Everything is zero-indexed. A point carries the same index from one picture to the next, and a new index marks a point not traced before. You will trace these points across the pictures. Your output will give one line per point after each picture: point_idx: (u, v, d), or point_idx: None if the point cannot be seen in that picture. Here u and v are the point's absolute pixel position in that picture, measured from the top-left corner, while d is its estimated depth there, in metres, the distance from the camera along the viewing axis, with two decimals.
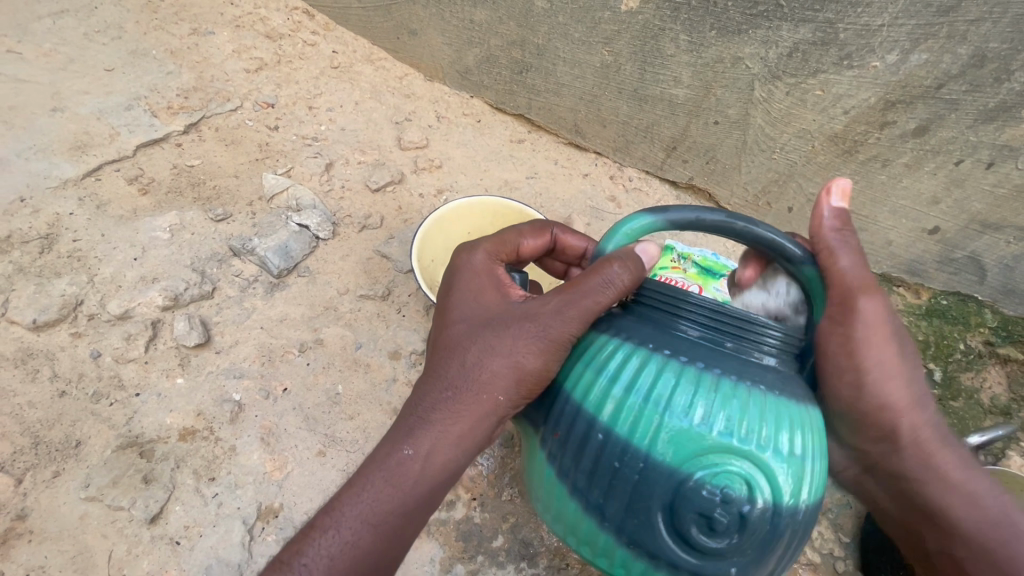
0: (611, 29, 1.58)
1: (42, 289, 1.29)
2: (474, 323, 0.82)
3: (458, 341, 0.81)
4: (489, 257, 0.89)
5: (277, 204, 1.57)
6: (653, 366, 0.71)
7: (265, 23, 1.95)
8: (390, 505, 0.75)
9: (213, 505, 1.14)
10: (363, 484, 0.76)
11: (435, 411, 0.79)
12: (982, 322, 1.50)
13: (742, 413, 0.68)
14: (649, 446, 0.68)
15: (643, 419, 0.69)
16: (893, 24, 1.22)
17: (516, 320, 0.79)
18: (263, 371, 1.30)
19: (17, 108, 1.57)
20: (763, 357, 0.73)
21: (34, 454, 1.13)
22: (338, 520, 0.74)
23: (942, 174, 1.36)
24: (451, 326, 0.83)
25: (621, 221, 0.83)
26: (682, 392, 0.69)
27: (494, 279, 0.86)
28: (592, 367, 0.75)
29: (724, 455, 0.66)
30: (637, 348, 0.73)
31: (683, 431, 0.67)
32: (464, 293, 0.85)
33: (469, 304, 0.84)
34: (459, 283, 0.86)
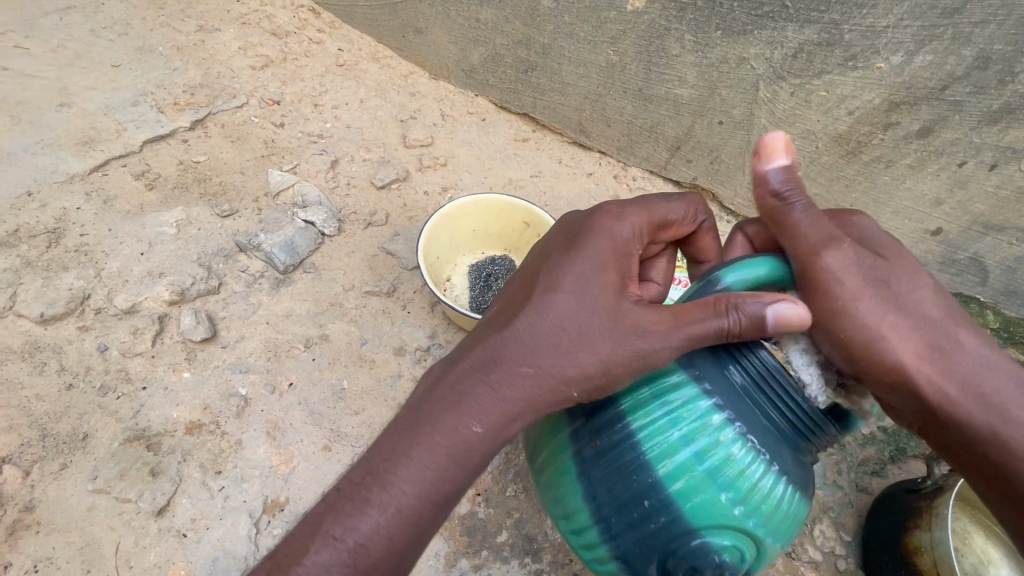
0: (617, 29, 1.59)
1: (49, 283, 1.30)
2: (581, 308, 0.70)
3: (560, 327, 0.70)
4: (632, 230, 0.77)
5: (283, 200, 1.57)
6: (719, 429, 0.68)
7: (271, 20, 1.96)
8: (450, 488, 0.69)
9: (219, 498, 1.14)
10: (423, 456, 0.68)
11: (512, 393, 0.70)
12: (984, 323, 1.51)
13: (774, 505, 0.69)
14: (684, 506, 0.68)
15: (689, 477, 0.68)
16: (897, 26, 1.23)
17: (622, 329, 0.69)
18: (269, 366, 1.30)
19: (24, 103, 1.58)
20: (811, 452, 0.72)
21: (42, 447, 1.14)
22: (397, 497, 0.67)
23: (945, 176, 1.37)
24: (555, 300, 0.71)
25: (748, 262, 0.72)
26: (737, 469, 0.67)
27: (615, 256, 0.74)
28: (657, 401, 0.71)
29: (741, 534, 0.69)
30: (709, 402, 0.69)
31: (721, 504, 0.68)
32: (576, 264, 0.73)
33: (581, 279, 0.72)
34: (587, 249, 0.74)
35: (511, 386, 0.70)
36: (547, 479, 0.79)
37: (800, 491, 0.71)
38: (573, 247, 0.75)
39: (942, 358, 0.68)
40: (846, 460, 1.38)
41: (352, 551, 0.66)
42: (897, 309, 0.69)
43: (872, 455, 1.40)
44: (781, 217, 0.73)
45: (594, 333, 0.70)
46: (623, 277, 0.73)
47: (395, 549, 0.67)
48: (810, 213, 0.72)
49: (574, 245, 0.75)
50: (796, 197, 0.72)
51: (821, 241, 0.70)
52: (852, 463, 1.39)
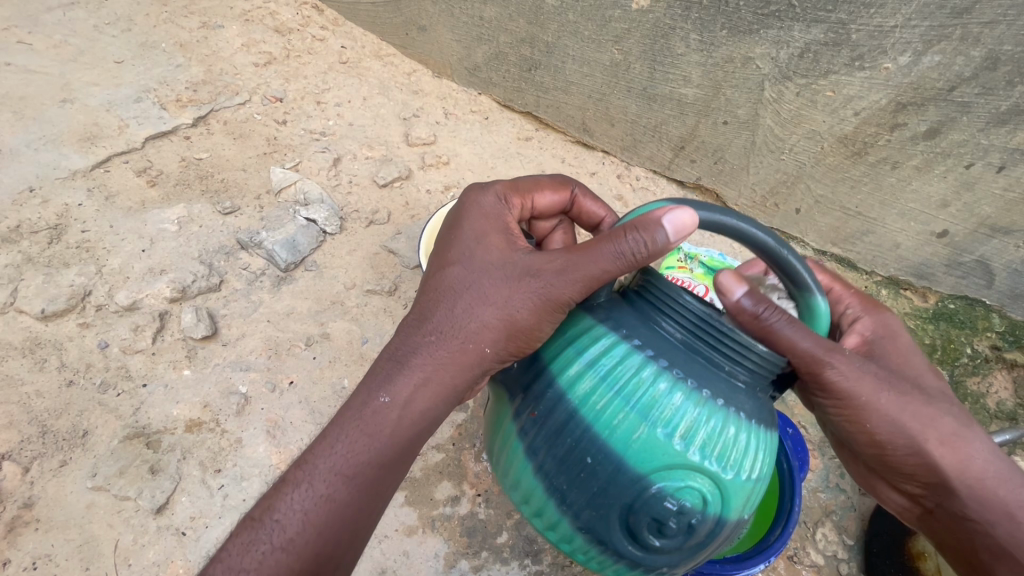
0: (622, 27, 1.58)
1: (51, 279, 1.30)
2: (472, 270, 0.80)
3: (454, 289, 0.80)
4: (499, 199, 0.87)
5: (285, 198, 1.57)
6: (642, 373, 0.72)
7: (274, 17, 1.95)
8: (364, 458, 0.74)
9: (218, 497, 1.14)
10: (337, 434, 0.75)
11: (418, 359, 0.78)
12: (990, 326, 1.49)
13: (713, 433, 0.71)
14: (623, 452, 0.71)
15: (623, 423, 0.71)
16: (906, 25, 1.22)
17: (513, 279, 0.78)
18: (270, 364, 1.30)
19: (26, 98, 1.57)
20: (745, 377, 0.74)
21: (41, 443, 1.14)
22: (312, 473, 0.73)
23: (952, 177, 1.35)
24: (447, 270, 0.82)
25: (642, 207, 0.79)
26: (668, 406, 0.70)
27: (498, 224, 0.84)
28: (582, 357, 0.76)
29: (690, 470, 0.70)
30: (628, 348, 0.73)
31: (659, 442, 0.70)
32: (463, 238, 0.83)
33: (468, 248, 0.82)
34: (463, 224, 0.85)
35: (418, 351, 0.78)
36: (506, 463, 0.82)
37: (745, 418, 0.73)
38: (456, 226, 0.85)
39: (935, 436, 0.79)
40: None
41: (271, 529, 0.71)
42: (901, 397, 0.79)
43: None
44: (769, 337, 0.72)
45: (483, 288, 0.79)
46: (504, 235, 0.83)
47: (314, 526, 0.71)
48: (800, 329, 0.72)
49: (454, 224, 0.86)
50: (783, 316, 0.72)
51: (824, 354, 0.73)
52: None
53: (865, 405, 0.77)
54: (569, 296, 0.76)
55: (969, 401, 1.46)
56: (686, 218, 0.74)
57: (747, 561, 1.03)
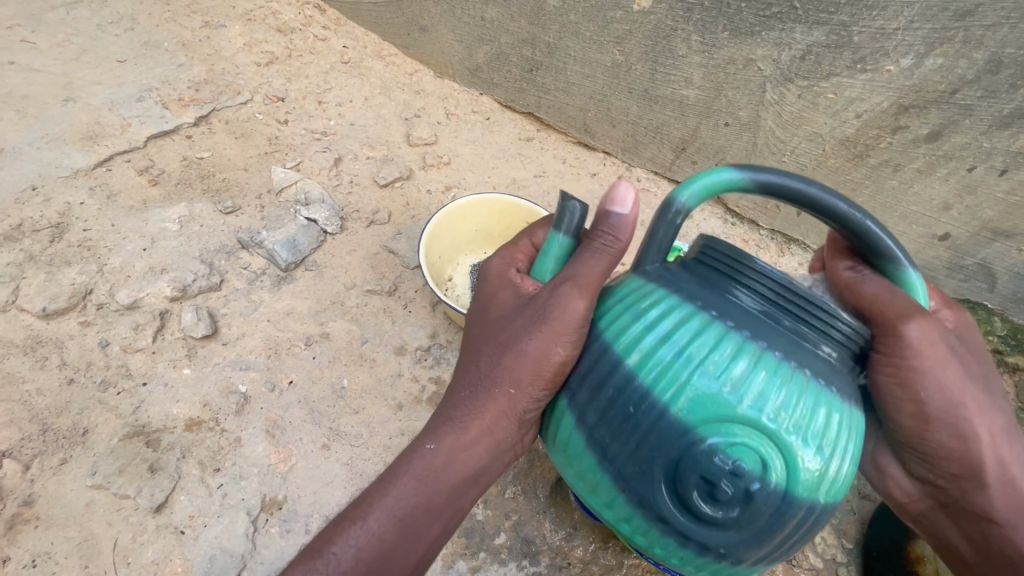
0: (623, 29, 1.57)
1: (52, 278, 1.30)
2: (492, 322, 0.81)
3: (475, 345, 0.82)
4: (501, 258, 0.87)
5: (285, 197, 1.57)
6: (691, 323, 0.68)
7: (277, 17, 1.95)
8: (413, 501, 0.74)
9: (217, 496, 1.14)
10: (389, 477, 0.75)
11: (458, 412, 0.79)
12: (992, 330, 1.50)
13: (775, 391, 0.65)
14: (669, 405, 0.65)
15: (670, 373, 0.66)
16: (908, 27, 1.21)
17: (525, 317, 0.78)
18: (269, 364, 1.30)
19: (29, 97, 1.58)
20: (830, 348, 0.70)
21: (42, 441, 1.14)
22: (365, 511, 0.73)
23: (954, 180, 1.35)
24: (468, 332, 0.85)
25: (702, 173, 0.74)
26: (720, 356, 0.65)
27: (502, 276, 0.85)
28: (631, 309, 0.72)
29: (743, 424, 0.64)
30: (682, 302, 0.70)
31: (711, 393, 0.65)
32: (476, 303, 0.87)
33: (486, 307, 0.84)
34: (481, 285, 0.87)
35: (456, 403, 0.79)
36: (554, 438, 0.77)
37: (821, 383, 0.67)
38: (469, 299, 0.89)
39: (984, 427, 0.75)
40: None
41: (327, 561, 0.70)
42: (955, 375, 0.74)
43: None
44: (858, 293, 0.74)
45: (501, 333, 0.79)
46: (513, 284, 0.83)
47: (366, 563, 0.71)
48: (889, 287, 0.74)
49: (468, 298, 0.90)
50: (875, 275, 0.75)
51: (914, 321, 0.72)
52: None
53: (924, 374, 0.72)
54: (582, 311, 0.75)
55: None
56: (620, 188, 0.79)
57: None
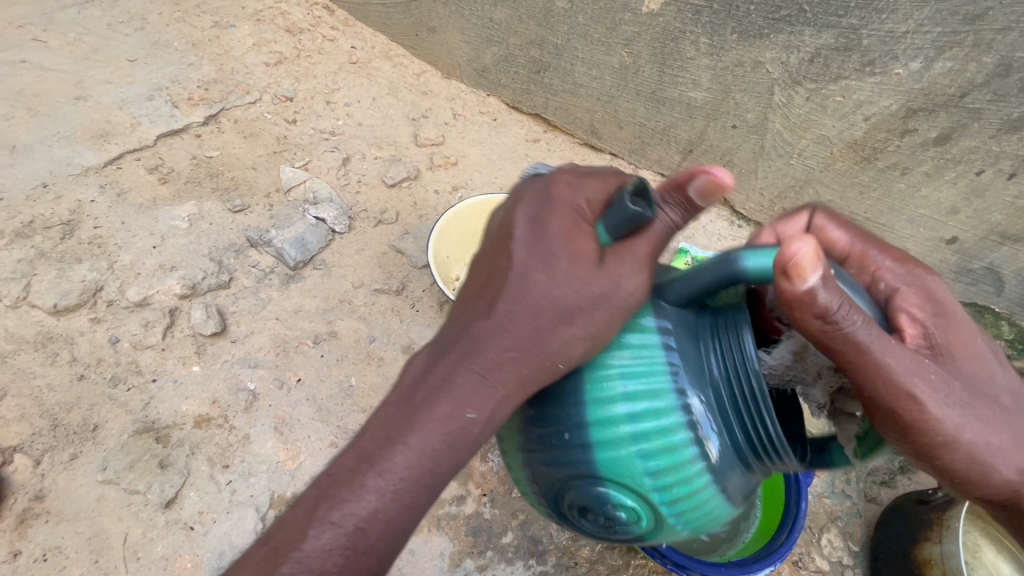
0: (632, 31, 1.58)
1: (63, 274, 1.31)
2: (556, 280, 0.62)
3: (538, 303, 0.61)
4: (574, 192, 0.67)
5: (294, 197, 1.58)
6: (662, 398, 0.67)
7: (286, 17, 1.97)
8: (437, 468, 0.60)
9: (226, 492, 1.15)
10: (415, 441, 0.59)
11: (503, 375, 0.61)
12: (999, 334, 1.46)
13: (686, 482, 0.68)
14: (597, 457, 0.68)
15: (616, 434, 0.67)
16: (918, 31, 1.21)
17: (601, 287, 0.62)
18: (278, 361, 1.31)
19: (41, 95, 1.59)
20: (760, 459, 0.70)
21: (52, 437, 1.15)
22: (391, 482, 0.59)
23: (962, 184, 1.35)
24: (531, 274, 0.62)
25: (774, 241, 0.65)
26: (665, 440, 0.67)
27: (573, 215, 0.65)
28: (619, 359, 0.68)
29: (642, 499, 0.69)
30: (663, 371, 0.67)
31: (634, 464, 0.67)
32: (543, 233, 0.63)
33: (553, 249, 0.63)
34: (549, 214, 0.64)
35: (499, 366, 0.61)
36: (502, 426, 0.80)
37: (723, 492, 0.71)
38: (531, 218, 0.65)
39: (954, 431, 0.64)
40: (855, 469, 1.37)
41: (345, 531, 0.57)
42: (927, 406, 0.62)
43: (881, 465, 1.38)
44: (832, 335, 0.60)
45: (569, 297, 0.62)
46: (584, 233, 0.64)
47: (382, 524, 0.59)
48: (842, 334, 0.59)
49: (527, 213, 0.65)
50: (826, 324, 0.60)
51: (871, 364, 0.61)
52: (861, 472, 1.37)
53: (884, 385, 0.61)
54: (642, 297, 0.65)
55: None
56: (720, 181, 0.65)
57: (752, 565, 1.02)
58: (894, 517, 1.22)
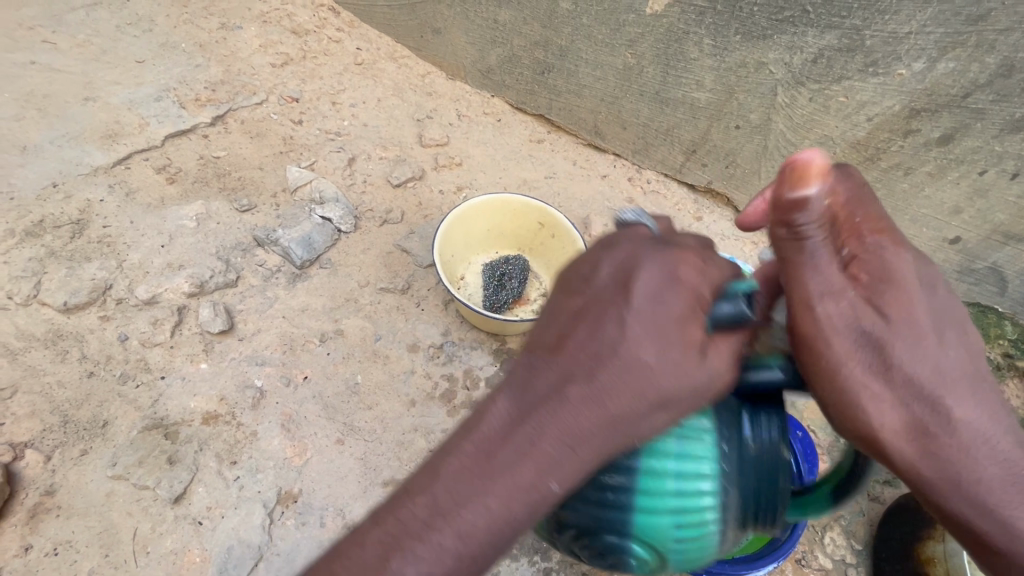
0: (635, 32, 1.59)
1: (73, 273, 1.33)
2: (663, 365, 0.55)
3: (639, 385, 0.55)
4: (691, 267, 0.60)
5: (300, 196, 1.59)
6: (711, 475, 0.65)
7: (291, 19, 1.98)
8: (509, 534, 0.54)
9: (234, 488, 1.16)
10: (493, 505, 0.52)
11: (590, 455, 0.55)
12: (1002, 334, 1.49)
13: (700, 554, 0.68)
14: (633, 523, 0.65)
15: (659, 507, 0.65)
16: (920, 32, 1.22)
17: (700, 377, 0.57)
18: (284, 359, 1.32)
19: (50, 96, 1.61)
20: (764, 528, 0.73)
21: (63, 433, 1.17)
22: (464, 545, 0.52)
23: (965, 184, 1.36)
24: (642, 352, 0.55)
25: None
26: (702, 520, 0.65)
27: (692, 298, 0.58)
28: (677, 439, 0.66)
29: (655, 558, 0.67)
30: (713, 454, 0.66)
31: (667, 535, 0.65)
32: (658, 309, 0.56)
33: (666, 332, 0.56)
34: (664, 288, 0.57)
35: (590, 441, 0.54)
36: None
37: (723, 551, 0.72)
38: (650, 285, 0.57)
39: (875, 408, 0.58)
40: None
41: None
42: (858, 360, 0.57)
43: None
44: (789, 251, 0.57)
45: (671, 386, 0.56)
46: (696, 315, 0.58)
47: None
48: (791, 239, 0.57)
49: (647, 278, 0.58)
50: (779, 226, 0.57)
51: (814, 287, 0.57)
52: None
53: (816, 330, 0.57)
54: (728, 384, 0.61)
55: None
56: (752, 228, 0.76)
57: (756, 561, 1.03)
58: (898, 516, 1.22)
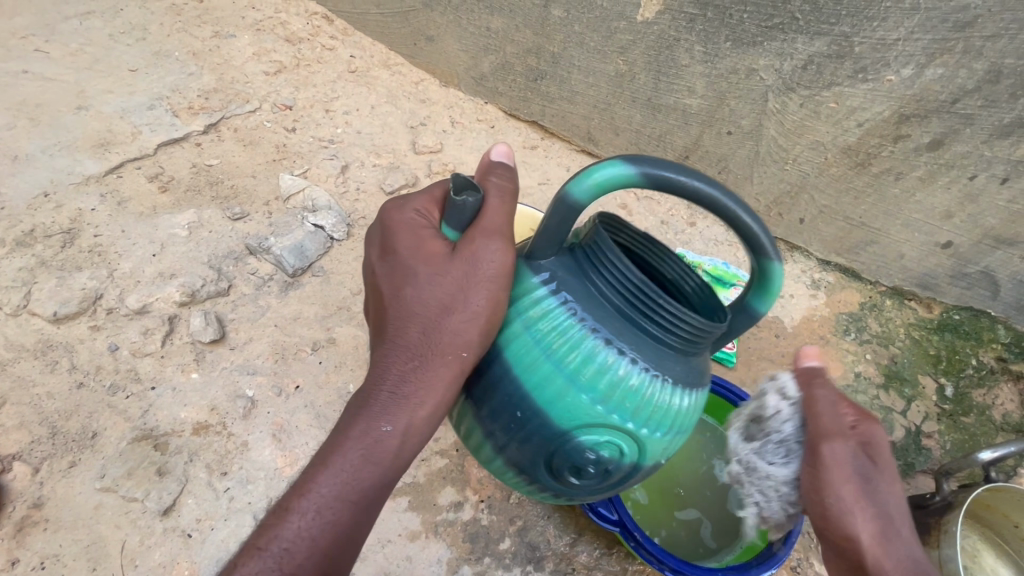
0: (627, 39, 1.60)
1: (63, 283, 1.32)
2: (420, 294, 0.75)
3: (415, 310, 0.75)
4: (416, 216, 0.79)
5: (293, 204, 1.59)
6: (571, 335, 0.76)
7: (285, 27, 1.99)
8: (366, 475, 0.73)
9: (224, 500, 1.15)
10: (339, 459, 0.72)
11: (408, 386, 0.75)
12: (995, 338, 1.52)
13: (634, 395, 0.77)
14: (551, 415, 0.78)
15: (553, 385, 0.77)
16: (909, 38, 1.22)
17: (461, 272, 0.75)
18: (276, 368, 1.31)
19: (43, 105, 1.61)
20: (685, 342, 0.77)
21: (52, 444, 1.16)
22: (315, 500, 0.70)
23: (956, 189, 1.36)
24: (400, 297, 0.76)
25: (594, 166, 0.72)
26: (593, 370, 0.76)
27: (417, 237, 0.77)
28: (522, 319, 0.79)
29: (607, 427, 0.78)
30: (562, 312, 0.77)
31: (583, 404, 0.76)
32: (396, 261, 0.77)
33: (410, 270, 0.76)
34: (393, 243, 0.78)
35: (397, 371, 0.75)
36: (460, 415, 0.88)
37: (682, 387, 0.79)
38: (382, 251, 0.79)
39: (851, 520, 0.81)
40: None
41: (277, 558, 0.67)
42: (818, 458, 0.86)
43: None
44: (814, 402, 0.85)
45: (447, 296, 0.75)
46: (428, 245, 0.77)
47: (323, 541, 0.70)
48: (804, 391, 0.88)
49: (379, 252, 0.80)
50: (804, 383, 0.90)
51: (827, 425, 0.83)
52: None
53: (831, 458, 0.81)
54: (508, 264, 0.76)
55: (975, 413, 1.46)
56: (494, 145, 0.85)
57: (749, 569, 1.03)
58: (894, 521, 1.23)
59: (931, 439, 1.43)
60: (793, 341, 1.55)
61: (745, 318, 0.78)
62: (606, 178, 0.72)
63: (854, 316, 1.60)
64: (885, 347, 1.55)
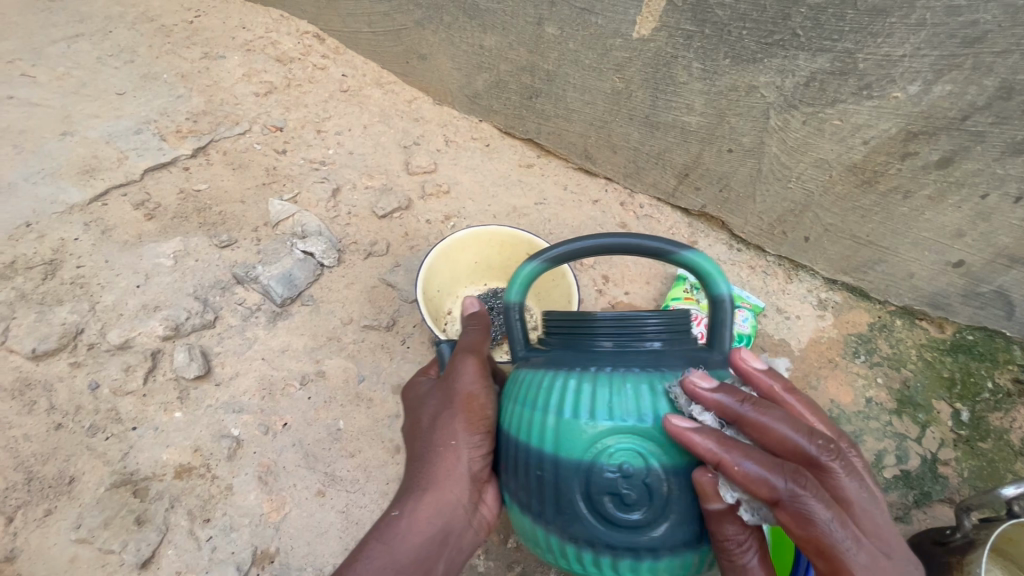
0: (623, 56, 1.55)
1: (43, 318, 1.27)
2: (420, 412, 0.91)
3: (418, 427, 0.90)
4: (424, 371, 1.01)
5: (282, 230, 1.55)
6: (543, 381, 0.79)
7: (276, 46, 1.96)
8: (381, 563, 0.78)
9: (206, 549, 1.11)
10: (359, 545, 0.80)
11: (416, 480, 0.85)
12: (1011, 359, 1.45)
13: (612, 393, 0.75)
14: (557, 452, 0.75)
15: (547, 428, 0.76)
16: (915, 55, 1.18)
17: (443, 384, 0.90)
18: (263, 405, 1.26)
19: (27, 131, 1.58)
20: (658, 338, 0.81)
21: (27, 491, 1.10)
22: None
23: (967, 207, 1.32)
24: (410, 421, 0.93)
25: (512, 276, 0.88)
26: (563, 397, 0.76)
27: (419, 383, 0.98)
28: (510, 400, 0.84)
29: (609, 435, 0.74)
30: (532, 372, 0.82)
31: (574, 427, 0.75)
32: (408, 401, 0.97)
33: (415, 401, 0.94)
34: (408, 391, 0.99)
35: (410, 471, 0.87)
36: (512, 515, 0.83)
37: (655, 372, 0.77)
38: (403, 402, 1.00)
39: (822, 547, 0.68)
40: None
41: None
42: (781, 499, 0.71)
43: (895, 500, 1.35)
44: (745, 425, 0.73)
45: (434, 405, 0.89)
46: (427, 383, 0.96)
47: None
48: (797, 487, 0.66)
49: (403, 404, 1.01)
50: (818, 449, 0.69)
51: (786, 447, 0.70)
52: None
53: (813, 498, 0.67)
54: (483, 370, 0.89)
55: (992, 439, 1.40)
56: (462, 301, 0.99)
57: None
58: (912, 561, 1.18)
59: (948, 467, 1.38)
60: (801, 366, 1.51)
61: (717, 309, 0.82)
62: (526, 276, 0.87)
63: (863, 337, 1.55)
64: (897, 370, 1.50)
